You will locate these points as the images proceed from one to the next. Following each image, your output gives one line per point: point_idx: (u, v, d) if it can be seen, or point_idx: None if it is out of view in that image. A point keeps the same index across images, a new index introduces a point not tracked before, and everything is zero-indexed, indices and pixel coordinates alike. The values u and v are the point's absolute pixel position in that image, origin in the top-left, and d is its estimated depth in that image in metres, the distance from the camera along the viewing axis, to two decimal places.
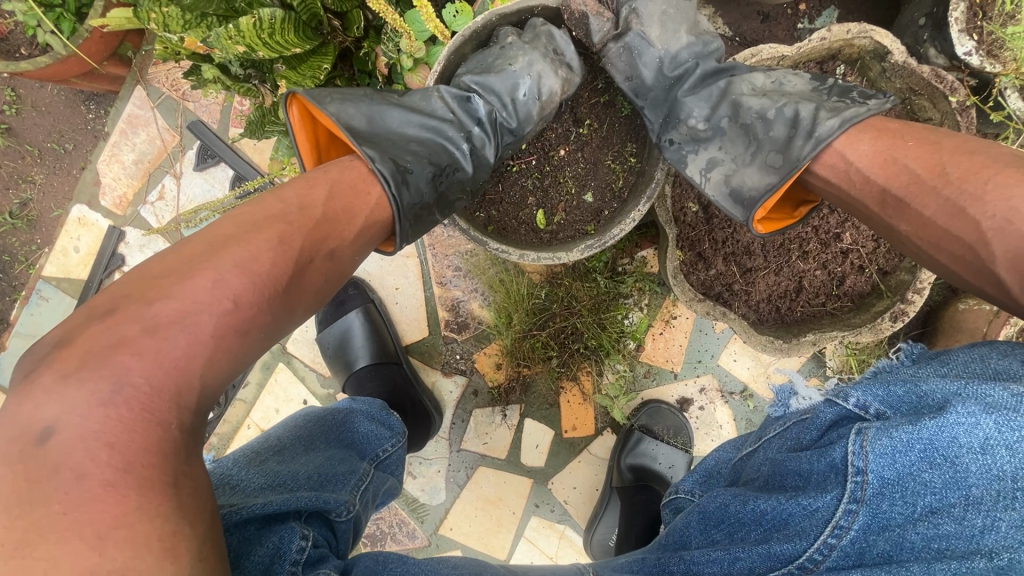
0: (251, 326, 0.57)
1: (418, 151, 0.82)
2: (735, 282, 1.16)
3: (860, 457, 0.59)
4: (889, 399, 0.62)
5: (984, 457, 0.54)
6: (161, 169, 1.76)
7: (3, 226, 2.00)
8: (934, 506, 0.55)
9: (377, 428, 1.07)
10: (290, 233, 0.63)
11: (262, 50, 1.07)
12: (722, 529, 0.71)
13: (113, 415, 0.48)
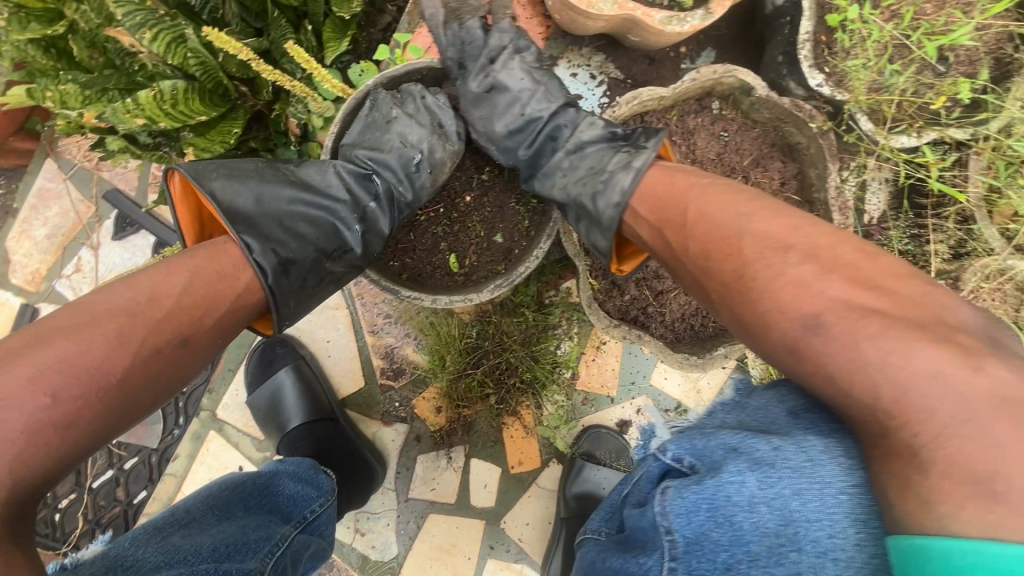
0: (74, 421, 0.64)
1: (302, 233, 0.87)
2: (649, 305, 1.23)
3: (665, 517, 0.64)
4: (696, 451, 0.66)
5: (754, 514, 0.59)
6: (76, 241, 1.70)
7: None
8: (729, 569, 0.59)
9: (305, 489, 1.14)
10: (129, 326, 0.68)
11: (165, 121, 1.08)
12: None
13: None
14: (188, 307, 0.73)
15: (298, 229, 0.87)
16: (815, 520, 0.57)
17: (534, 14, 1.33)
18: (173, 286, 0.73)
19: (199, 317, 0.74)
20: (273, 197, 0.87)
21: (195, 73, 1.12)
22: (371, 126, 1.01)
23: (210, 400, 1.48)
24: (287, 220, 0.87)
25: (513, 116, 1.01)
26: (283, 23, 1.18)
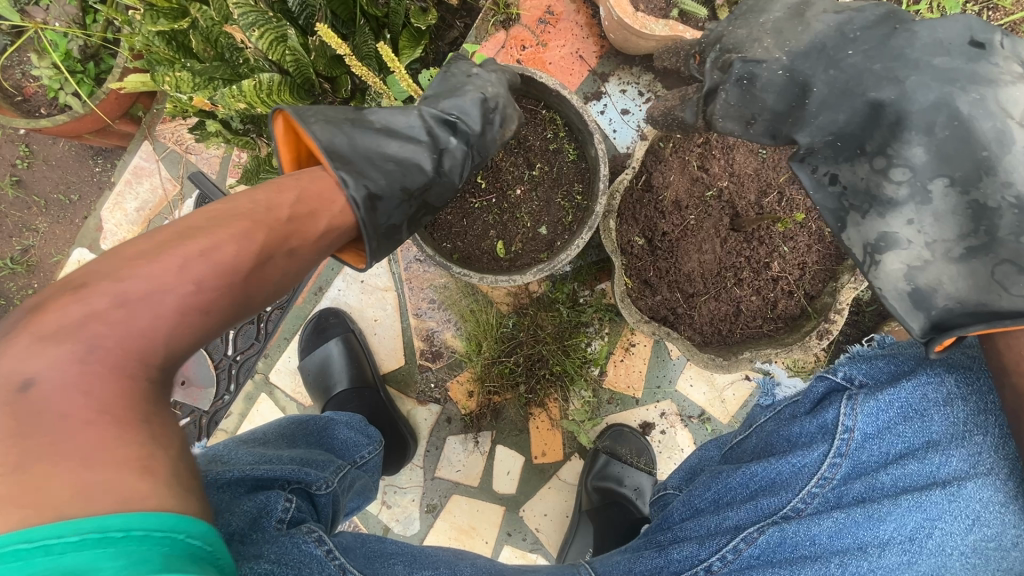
0: (213, 309, 0.64)
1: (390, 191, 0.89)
2: (679, 306, 1.30)
3: (851, 417, 0.82)
4: (869, 372, 0.86)
5: (945, 408, 0.77)
6: (160, 216, 1.90)
7: (3, 270, 2.23)
8: (904, 452, 0.78)
9: (358, 435, 1.17)
10: (238, 229, 0.68)
11: (260, 106, 1.24)
12: (706, 499, 0.91)
13: (88, 372, 0.54)
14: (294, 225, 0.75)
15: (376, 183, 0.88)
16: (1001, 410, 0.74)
17: (590, 35, 1.46)
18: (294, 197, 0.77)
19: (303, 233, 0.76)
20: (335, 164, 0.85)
21: (290, 69, 1.28)
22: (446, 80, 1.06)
23: (264, 365, 1.62)
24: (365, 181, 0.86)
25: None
26: (367, 30, 1.33)
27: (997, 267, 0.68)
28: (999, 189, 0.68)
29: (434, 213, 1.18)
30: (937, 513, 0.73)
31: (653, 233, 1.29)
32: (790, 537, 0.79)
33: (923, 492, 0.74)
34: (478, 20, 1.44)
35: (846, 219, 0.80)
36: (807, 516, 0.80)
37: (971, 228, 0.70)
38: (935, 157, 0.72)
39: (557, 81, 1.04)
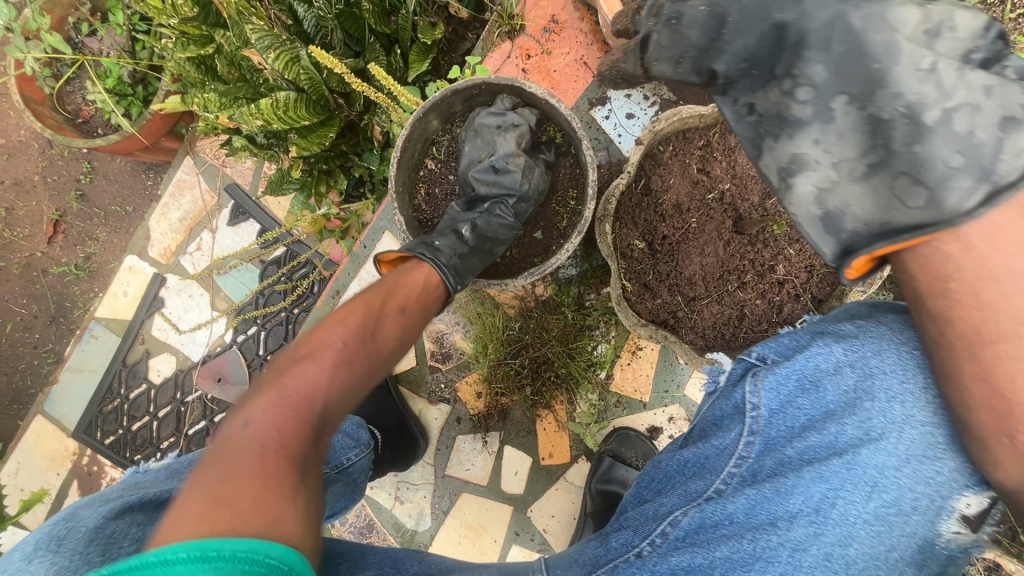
0: (356, 358, 0.84)
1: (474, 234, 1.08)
2: (679, 310, 1.29)
3: (756, 394, 0.90)
4: (778, 348, 0.92)
5: (837, 376, 0.86)
6: (200, 225, 2.06)
7: (70, 276, 2.48)
8: (807, 423, 0.87)
9: (346, 439, 1.28)
10: (369, 304, 0.91)
11: (277, 123, 1.32)
12: (652, 487, 0.98)
13: (292, 416, 0.74)
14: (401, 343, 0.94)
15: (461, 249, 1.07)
16: (882, 374, 0.84)
17: (594, 41, 1.48)
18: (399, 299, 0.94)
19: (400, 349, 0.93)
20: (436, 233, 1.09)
21: (305, 87, 1.37)
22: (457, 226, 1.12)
23: None
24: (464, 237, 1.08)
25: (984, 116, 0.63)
26: (377, 48, 1.43)
27: (895, 180, 0.67)
28: (891, 99, 0.66)
29: (432, 219, 1.22)
30: (838, 481, 0.81)
31: (653, 236, 1.29)
32: (712, 517, 0.85)
33: (820, 462, 0.83)
34: (485, 32, 1.51)
35: (762, 146, 0.77)
36: (727, 496, 0.86)
37: (872, 145, 0.69)
38: (833, 73, 0.69)
39: (545, 89, 1.07)
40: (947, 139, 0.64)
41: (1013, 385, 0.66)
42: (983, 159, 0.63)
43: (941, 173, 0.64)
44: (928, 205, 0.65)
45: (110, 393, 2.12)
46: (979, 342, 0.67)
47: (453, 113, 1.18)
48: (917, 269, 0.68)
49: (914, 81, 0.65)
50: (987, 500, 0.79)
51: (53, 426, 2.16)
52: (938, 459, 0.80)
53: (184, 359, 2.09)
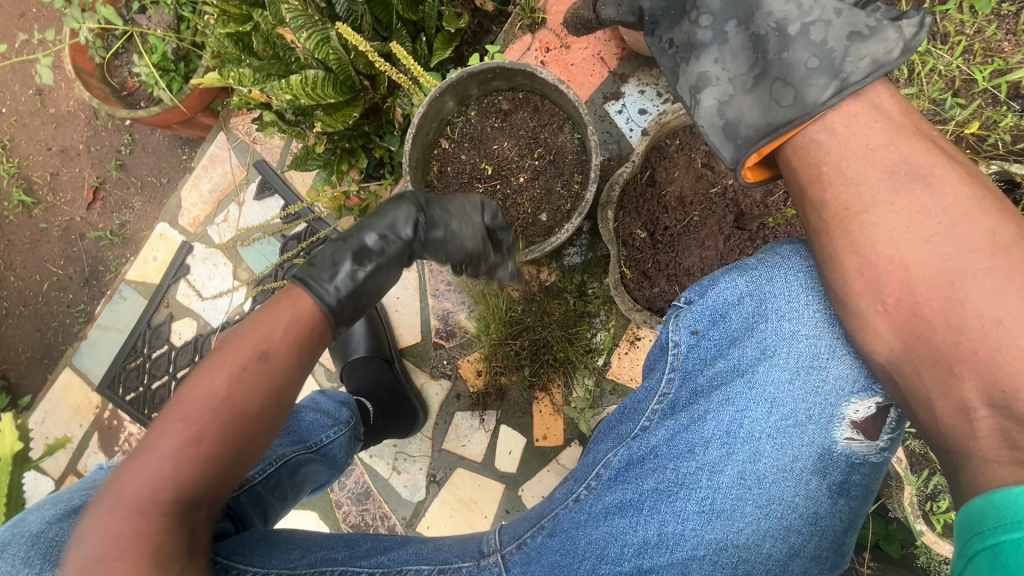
0: (202, 436, 0.78)
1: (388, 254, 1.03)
2: (676, 299, 1.33)
3: (675, 331, 0.93)
4: (696, 287, 0.94)
5: (740, 306, 0.91)
6: (228, 198, 2.16)
7: (105, 241, 2.62)
8: (717, 355, 0.92)
9: (323, 418, 1.27)
10: (223, 359, 0.82)
11: (304, 98, 1.40)
12: (597, 431, 1.05)
13: (134, 520, 0.73)
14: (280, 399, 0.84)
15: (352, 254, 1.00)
16: (777, 296, 0.90)
17: (611, 37, 1.53)
18: (259, 346, 0.83)
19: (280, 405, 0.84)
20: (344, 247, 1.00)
21: (333, 67, 1.45)
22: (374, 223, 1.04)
23: None
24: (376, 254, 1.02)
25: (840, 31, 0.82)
26: (403, 33, 1.49)
27: (773, 85, 0.85)
28: (766, 18, 0.86)
29: None
30: (743, 403, 0.90)
31: (654, 227, 1.33)
32: (637, 453, 0.94)
33: (727, 385, 0.91)
34: (507, 25, 1.57)
35: (675, 69, 0.96)
36: (649, 431, 0.94)
37: (755, 59, 0.88)
38: (726, 3, 0.90)
39: (555, 75, 1.13)
40: (806, 47, 0.83)
41: (876, 251, 0.77)
42: (834, 61, 0.81)
43: (801, 72, 0.83)
44: (796, 98, 0.83)
45: (134, 351, 2.23)
46: (848, 217, 0.79)
47: (469, 95, 1.24)
48: (797, 160, 0.84)
49: (778, 3, 0.85)
50: (879, 402, 0.85)
51: (79, 380, 2.28)
52: (824, 368, 0.87)
53: (204, 325, 2.19)
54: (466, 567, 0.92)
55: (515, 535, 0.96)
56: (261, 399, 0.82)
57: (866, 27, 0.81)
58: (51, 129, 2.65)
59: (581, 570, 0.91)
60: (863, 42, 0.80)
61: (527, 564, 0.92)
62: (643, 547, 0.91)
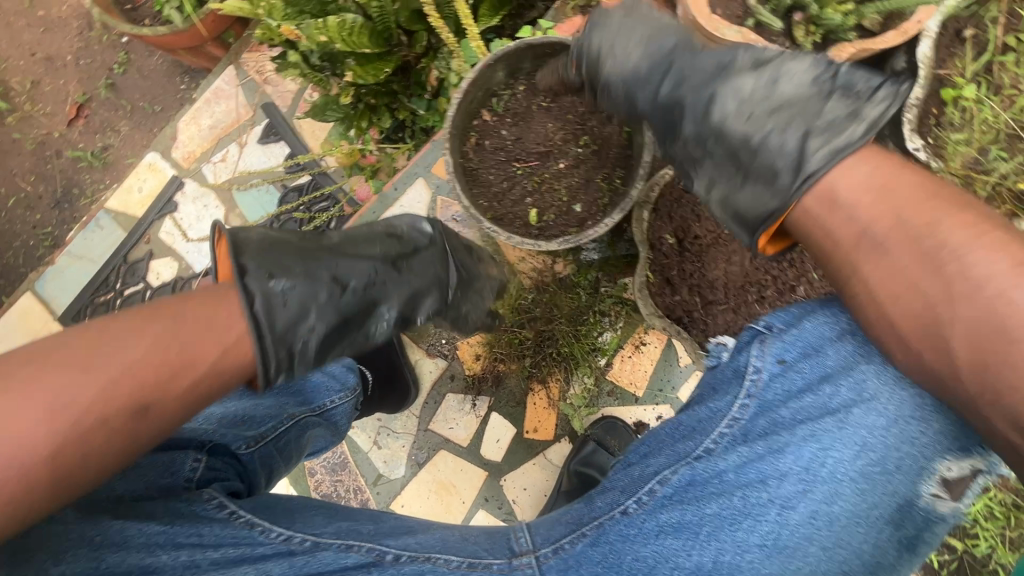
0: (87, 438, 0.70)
1: (331, 312, 0.97)
2: (695, 310, 1.31)
3: (760, 358, 0.93)
4: (785, 317, 0.94)
5: (837, 341, 0.90)
6: (229, 137, 2.03)
7: (83, 163, 2.43)
8: (803, 387, 0.91)
9: (329, 382, 1.28)
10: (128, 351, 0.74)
11: (340, 43, 1.31)
12: (644, 447, 1.01)
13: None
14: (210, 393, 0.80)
15: (293, 261, 0.97)
16: None
17: None
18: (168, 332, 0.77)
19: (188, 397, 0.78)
20: (297, 250, 1.00)
21: (373, 15, 1.36)
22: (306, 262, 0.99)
23: None
24: (320, 280, 0.98)
25: (770, 120, 0.83)
26: None
27: (759, 166, 0.83)
28: (727, 102, 0.86)
29: (476, 170, 1.21)
30: (830, 442, 0.87)
31: (684, 234, 1.30)
32: (699, 476, 0.91)
33: (814, 420, 0.89)
34: (558, 2, 1.50)
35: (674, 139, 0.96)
36: (717, 455, 0.91)
37: (719, 138, 0.87)
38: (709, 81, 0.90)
39: (619, 61, 1.07)
40: (783, 135, 0.81)
41: None
42: (796, 153, 0.80)
43: (777, 147, 0.81)
44: (781, 167, 0.80)
45: (105, 286, 2.09)
46: None
47: (520, 68, 1.17)
48: None
49: (755, 81, 0.85)
50: (973, 462, 0.83)
51: (40, 308, 2.13)
52: (926, 421, 0.85)
53: (186, 268, 2.07)
54: (498, 565, 0.91)
55: (550, 538, 0.95)
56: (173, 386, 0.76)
57: (822, 124, 0.79)
58: (37, 32, 2.44)
59: None
60: (819, 135, 0.79)
61: (564, 569, 0.91)
62: (695, 573, 0.88)
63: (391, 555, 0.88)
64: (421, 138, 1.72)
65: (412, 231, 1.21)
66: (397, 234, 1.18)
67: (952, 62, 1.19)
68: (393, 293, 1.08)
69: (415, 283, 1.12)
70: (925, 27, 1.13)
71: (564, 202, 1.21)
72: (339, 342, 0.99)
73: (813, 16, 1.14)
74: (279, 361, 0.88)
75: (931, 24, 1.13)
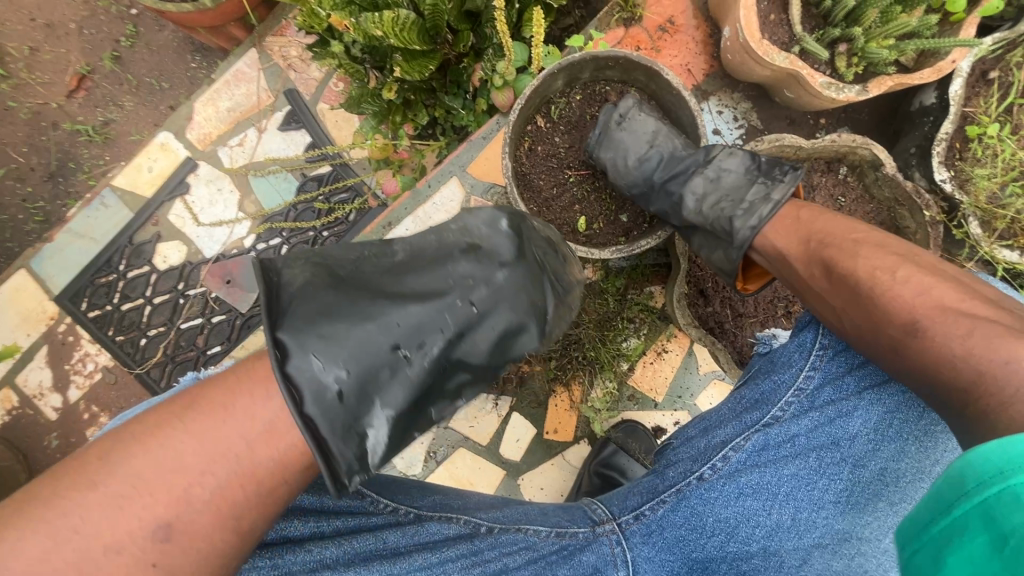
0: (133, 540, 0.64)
1: (400, 386, 0.77)
2: (726, 322, 1.36)
3: (826, 336, 1.02)
4: None
5: None
6: (248, 121, 1.99)
7: (82, 137, 2.32)
8: (866, 359, 1.00)
9: None
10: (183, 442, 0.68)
11: (394, 38, 1.30)
12: (710, 419, 1.09)
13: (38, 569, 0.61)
14: (259, 493, 0.71)
15: (342, 301, 0.78)
16: None
17: (703, 52, 1.52)
18: (174, 458, 0.68)
19: (222, 508, 0.69)
20: (345, 296, 0.79)
21: (424, 12, 1.35)
22: (345, 308, 0.78)
23: None
24: (385, 333, 0.77)
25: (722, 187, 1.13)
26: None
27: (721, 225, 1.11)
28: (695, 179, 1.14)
29: (528, 175, 1.23)
30: (892, 405, 0.98)
31: None
32: (771, 441, 1.00)
33: (877, 388, 0.98)
34: (603, 12, 1.52)
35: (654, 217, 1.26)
36: (787, 421, 1.01)
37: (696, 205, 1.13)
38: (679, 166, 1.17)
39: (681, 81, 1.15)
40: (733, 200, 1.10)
41: None
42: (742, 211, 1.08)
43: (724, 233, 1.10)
44: (726, 237, 1.10)
45: (107, 266, 2.02)
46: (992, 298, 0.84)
47: (577, 78, 1.21)
48: None
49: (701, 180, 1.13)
50: None
51: (35, 286, 2.04)
52: None
53: (195, 253, 2.01)
54: (583, 533, 1.02)
55: (630, 507, 1.05)
56: (192, 497, 0.67)
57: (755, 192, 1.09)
58: None
59: (708, 544, 1.00)
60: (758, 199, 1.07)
61: (647, 533, 1.02)
62: (774, 529, 0.98)
63: (485, 527, 0.98)
64: (453, 136, 1.72)
65: (492, 230, 0.91)
66: (475, 247, 0.88)
67: (976, 101, 1.27)
68: (484, 322, 0.83)
69: (476, 294, 0.83)
70: (958, 66, 1.22)
71: (613, 210, 1.27)
72: (424, 407, 0.80)
73: (857, 48, 1.21)
74: (358, 455, 0.74)
75: (964, 64, 1.22)
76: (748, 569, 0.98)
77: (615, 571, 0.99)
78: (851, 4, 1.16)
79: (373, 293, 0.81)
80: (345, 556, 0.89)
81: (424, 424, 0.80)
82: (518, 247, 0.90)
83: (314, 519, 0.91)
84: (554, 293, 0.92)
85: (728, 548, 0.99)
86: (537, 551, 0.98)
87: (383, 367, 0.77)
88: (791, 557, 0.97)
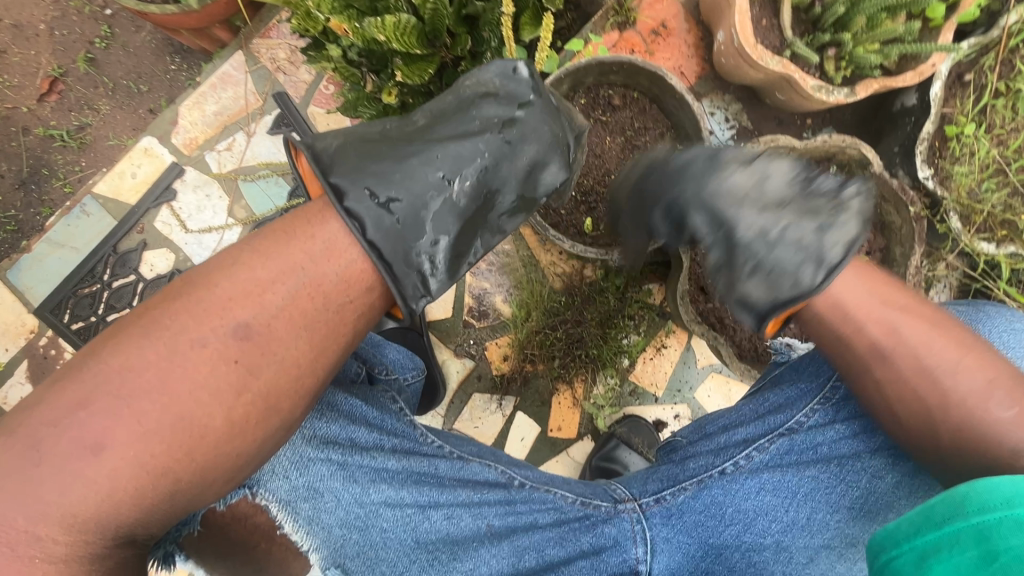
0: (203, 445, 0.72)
1: (448, 212, 0.90)
2: (725, 317, 1.44)
3: None
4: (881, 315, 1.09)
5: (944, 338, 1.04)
6: (236, 125, 1.95)
7: (56, 142, 2.21)
8: None
9: (405, 360, 1.38)
10: (246, 277, 0.77)
11: (396, 43, 1.29)
12: (735, 420, 1.17)
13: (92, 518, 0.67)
14: (326, 306, 0.81)
15: (382, 148, 0.90)
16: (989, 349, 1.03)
17: (695, 55, 1.56)
18: (247, 271, 0.77)
19: (293, 313, 0.78)
20: (384, 146, 0.90)
21: (424, 16, 1.35)
22: (385, 159, 0.88)
23: None
24: (428, 168, 0.89)
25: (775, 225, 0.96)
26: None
27: (772, 270, 0.95)
28: (743, 228, 0.97)
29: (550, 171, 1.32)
30: None
31: None
32: (794, 446, 1.08)
33: None
34: (597, 16, 1.53)
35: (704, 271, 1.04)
36: (811, 429, 1.08)
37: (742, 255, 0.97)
38: (708, 220, 1.02)
39: (683, 85, 1.22)
40: (792, 246, 0.94)
41: None
42: (814, 250, 0.93)
43: (790, 262, 0.93)
44: (796, 278, 0.92)
45: (91, 276, 1.95)
46: None
47: (582, 82, 1.30)
48: None
49: (753, 214, 0.98)
50: None
51: (12, 298, 1.96)
52: None
53: (184, 260, 1.96)
54: (607, 507, 1.13)
55: (653, 491, 1.14)
56: (265, 303, 0.77)
57: (827, 219, 0.94)
58: None
59: (725, 532, 1.08)
60: (830, 231, 0.93)
61: (667, 515, 1.12)
62: (789, 526, 1.06)
63: (519, 481, 1.12)
64: None
65: (506, 77, 1.00)
66: (493, 93, 0.99)
67: (953, 102, 1.35)
68: (517, 153, 0.96)
69: (497, 136, 0.94)
70: (937, 70, 1.28)
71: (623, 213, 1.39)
72: (471, 231, 0.94)
73: (845, 53, 1.27)
74: (418, 278, 0.88)
75: (943, 68, 1.29)
76: (758, 559, 1.06)
77: (634, 546, 1.10)
78: (840, 10, 1.22)
79: (407, 141, 0.92)
80: (401, 472, 1.01)
81: (472, 253, 0.95)
82: (535, 88, 1.00)
83: (376, 433, 1.02)
84: (572, 132, 1.06)
85: (744, 538, 1.07)
86: (562, 511, 1.11)
87: (423, 200, 0.88)
88: (800, 554, 1.04)
